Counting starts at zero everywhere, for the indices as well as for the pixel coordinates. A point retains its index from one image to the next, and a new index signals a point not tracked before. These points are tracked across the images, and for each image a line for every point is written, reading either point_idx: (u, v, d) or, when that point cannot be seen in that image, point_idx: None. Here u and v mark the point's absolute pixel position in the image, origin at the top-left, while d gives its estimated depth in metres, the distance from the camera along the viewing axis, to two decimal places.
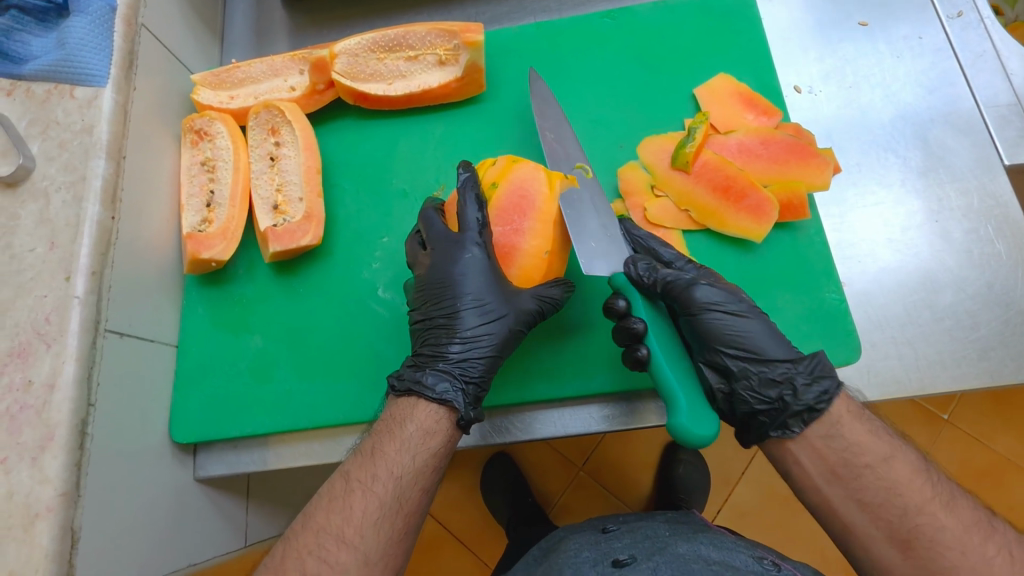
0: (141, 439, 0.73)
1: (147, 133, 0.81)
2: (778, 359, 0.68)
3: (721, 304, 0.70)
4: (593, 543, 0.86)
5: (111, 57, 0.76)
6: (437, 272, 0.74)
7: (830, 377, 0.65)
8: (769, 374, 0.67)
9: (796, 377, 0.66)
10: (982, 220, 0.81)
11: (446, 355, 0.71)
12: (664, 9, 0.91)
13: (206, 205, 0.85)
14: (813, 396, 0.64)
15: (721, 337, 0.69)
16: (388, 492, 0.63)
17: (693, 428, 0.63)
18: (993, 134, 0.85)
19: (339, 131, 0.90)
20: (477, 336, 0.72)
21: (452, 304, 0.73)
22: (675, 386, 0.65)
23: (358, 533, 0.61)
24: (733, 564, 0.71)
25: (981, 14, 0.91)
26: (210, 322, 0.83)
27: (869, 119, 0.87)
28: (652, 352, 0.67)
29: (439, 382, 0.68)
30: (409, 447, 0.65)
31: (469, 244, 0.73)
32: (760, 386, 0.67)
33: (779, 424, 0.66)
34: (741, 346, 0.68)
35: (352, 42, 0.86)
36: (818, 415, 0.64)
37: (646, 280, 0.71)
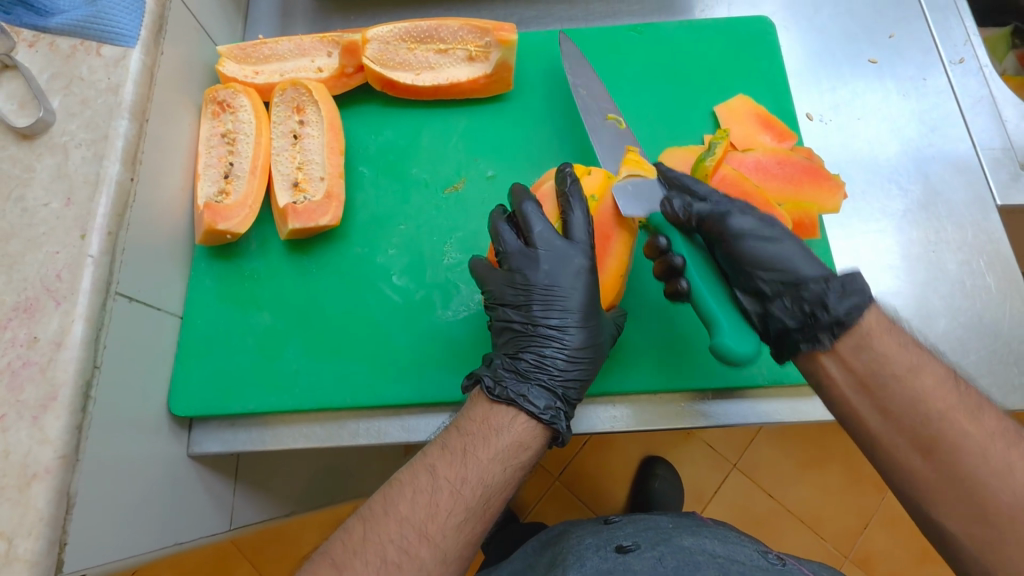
0: (139, 408, 0.71)
1: (171, 99, 0.79)
2: (812, 278, 0.66)
3: (757, 230, 0.69)
4: (596, 531, 0.93)
5: (142, 19, 0.74)
6: (547, 277, 0.72)
7: (861, 289, 0.63)
8: (801, 289, 0.66)
9: (827, 294, 0.64)
10: (976, 254, 0.86)
11: (549, 371, 0.70)
12: (688, 29, 0.94)
13: (223, 177, 0.83)
14: (843, 309, 0.62)
15: (753, 261, 0.68)
16: (476, 497, 0.63)
17: (736, 346, 0.67)
18: (988, 175, 0.90)
19: (363, 116, 0.90)
20: (578, 356, 0.72)
21: (558, 315, 0.72)
22: (717, 312, 0.69)
23: (440, 532, 0.61)
24: (737, 558, 0.79)
25: (980, 63, 0.97)
26: (218, 295, 0.82)
27: (874, 152, 0.91)
28: (691, 283, 0.71)
29: (541, 399, 0.68)
30: (501, 456, 0.64)
31: (580, 256, 0.72)
32: (792, 303, 0.66)
33: (810, 338, 0.65)
34: (774, 269, 0.68)
35: (385, 30, 0.86)
36: (847, 328, 0.62)
37: (674, 212, 0.72)
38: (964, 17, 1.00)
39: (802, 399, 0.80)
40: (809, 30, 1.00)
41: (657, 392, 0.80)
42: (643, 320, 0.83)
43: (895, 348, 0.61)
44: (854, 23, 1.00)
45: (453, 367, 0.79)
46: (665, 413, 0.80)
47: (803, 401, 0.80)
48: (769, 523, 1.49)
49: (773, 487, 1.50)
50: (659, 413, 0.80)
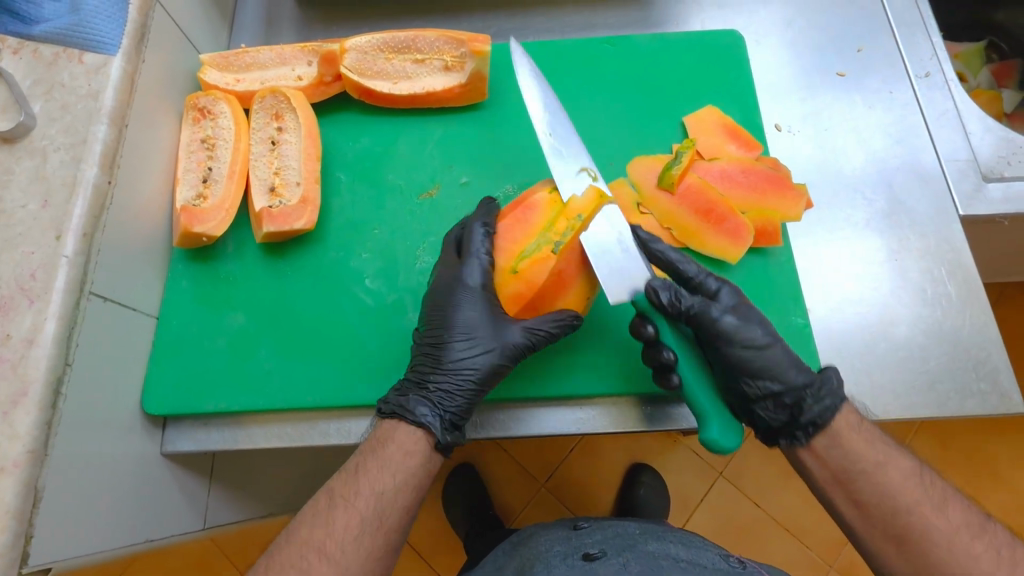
0: (112, 406, 0.72)
1: (151, 105, 0.82)
2: (797, 382, 0.71)
3: (743, 333, 0.72)
4: (565, 539, 0.94)
5: (124, 28, 0.77)
6: (432, 295, 0.79)
7: (836, 392, 0.70)
8: (782, 395, 0.72)
9: (805, 399, 0.70)
10: (937, 262, 0.88)
11: (425, 382, 0.74)
12: (661, 42, 0.97)
13: (202, 181, 0.85)
14: (819, 412, 0.70)
15: (743, 370, 0.73)
16: (370, 509, 0.67)
17: (722, 438, 0.69)
18: (951, 185, 0.92)
19: (341, 123, 0.92)
20: (461, 366, 0.74)
21: (458, 333, 0.75)
22: (707, 406, 0.71)
23: (338, 547, 0.65)
24: (702, 562, 0.82)
25: (946, 77, 0.99)
26: (194, 297, 0.84)
27: (841, 162, 0.94)
28: (683, 377, 0.72)
29: (419, 408, 0.73)
30: (391, 468, 0.69)
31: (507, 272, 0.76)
32: (774, 408, 0.73)
33: (790, 433, 0.72)
34: (761, 375, 0.72)
35: (363, 40, 0.88)
36: (821, 430, 0.70)
37: (663, 307, 0.71)
38: (931, 33, 1.02)
39: None
40: (779, 44, 1.02)
41: (622, 395, 0.82)
42: (609, 323, 0.84)
43: (862, 445, 0.68)
44: (824, 38, 1.02)
45: None
46: (633, 416, 0.82)
47: None
48: (753, 530, 1.49)
49: (758, 496, 1.51)
50: (627, 416, 0.82)
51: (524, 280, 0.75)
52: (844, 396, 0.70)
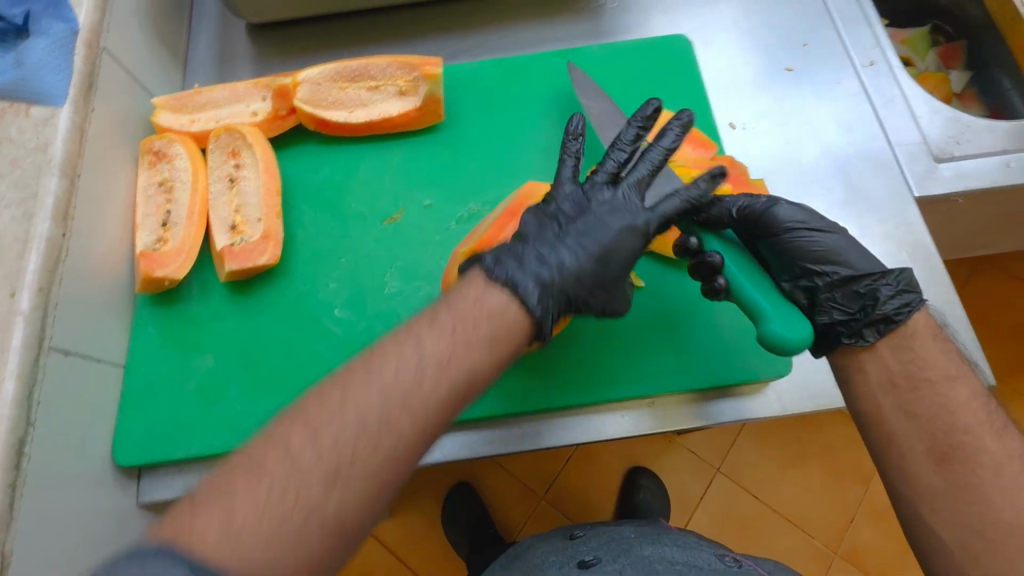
0: (81, 461, 0.71)
1: (104, 152, 0.81)
2: (869, 269, 0.70)
3: (816, 242, 0.71)
4: (560, 549, 0.95)
5: (70, 78, 0.77)
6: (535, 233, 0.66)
7: (913, 291, 0.67)
8: (852, 278, 0.69)
9: (880, 289, 0.68)
10: (898, 246, 0.89)
11: (540, 266, 0.63)
12: (610, 52, 0.99)
13: (162, 225, 0.84)
14: (893, 307, 0.67)
15: (802, 254, 0.71)
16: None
17: (786, 332, 0.65)
18: (905, 170, 0.94)
19: (299, 156, 0.92)
20: (570, 282, 0.64)
21: (574, 220, 0.68)
22: (763, 302, 0.68)
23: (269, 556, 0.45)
24: (696, 563, 0.83)
25: (891, 64, 1.02)
26: (160, 342, 0.82)
27: (797, 155, 0.96)
28: (729, 279, 0.70)
29: (529, 280, 0.61)
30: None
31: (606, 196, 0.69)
32: (843, 298, 0.70)
33: (853, 333, 0.68)
34: (825, 260, 0.71)
35: (315, 72, 0.89)
36: (895, 325, 0.67)
37: (718, 266, 0.69)
38: (872, 23, 1.05)
39: (748, 396, 0.80)
40: (727, 44, 1.04)
41: (599, 403, 0.80)
42: (572, 334, 0.82)
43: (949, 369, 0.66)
44: (770, 36, 1.05)
45: None
46: (608, 423, 0.80)
47: (746, 400, 0.80)
48: (754, 525, 1.49)
49: (758, 489, 1.52)
50: (601, 424, 0.80)
51: None
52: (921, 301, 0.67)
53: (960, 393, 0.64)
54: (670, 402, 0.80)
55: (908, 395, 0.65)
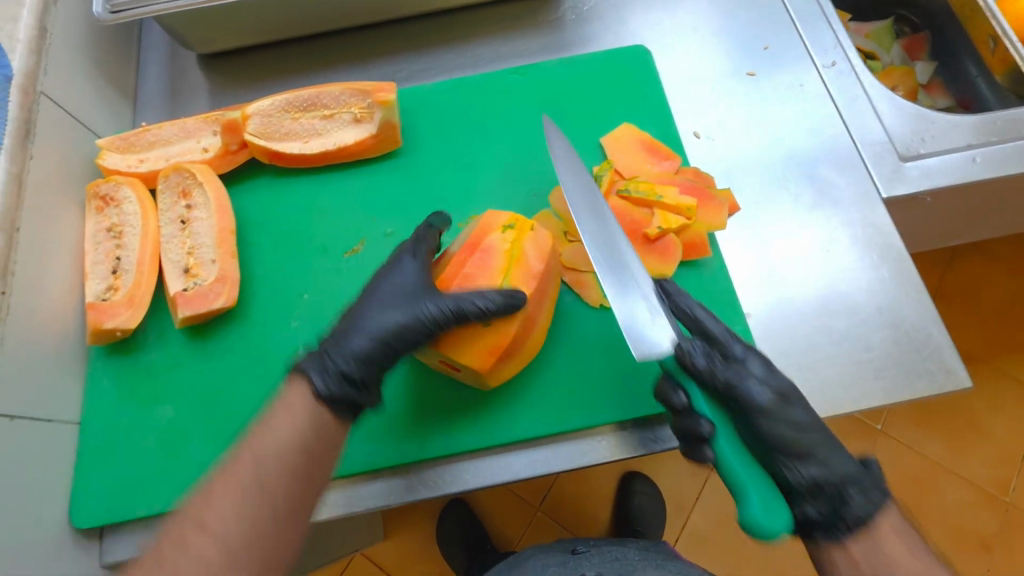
0: (36, 529, 0.68)
1: (47, 201, 0.78)
2: (840, 471, 0.66)
3: (795, 443, 0.66)
4: (560, 564, 0.93)
5: (4, 127, 0.73)
6: (360, 339, 0.71)
7: (881, 502, 0.64)
8: (819, 481, 0.66)
9: (848, 493, 0.65)
10: (868, 249, 0.88)
11: (347, 348, 0.70)
12: (569, 66, 0.97)
13: (113, 272, 0.81)
14: (865, 510, 0.63)
15: (783, 458, 0.67)
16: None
17: (764, 520, 0.63)
18: (871, 170, 0.93)
19: (254, 191, 0.90)
20: (377, 333, 0.71)
21: (355, 339, 0.71)
22: (744, 480, 0.66)
23: None
24: None
25: (852, 63, 1.01)
26: (117, 394, 0.79)
27: (762, 160, 0.94)
28: (723, 455, 0.68)
29: (317, 365, 0.67)
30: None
31: (400, 261, 0.76)
32: (807, 484, 0.66)
33: (829, 529, 0.64)
34: (802, 459, 0.66)
35: (265, 104, 0.86)
36: (863, 535, 0.62)
37: (692, 368, 0.67)
38: (831, 22, 1.04)
39: None
40: (688, 52, 1.03)
41: (574, 430, 0.79)
42: (547, 360, 0.81)
43: None
44: (729, 42, 1.03)
45: (366, 435, 0.78)
46: (585, 448, 0.79)
47: None
48: None
49: None
50: (579, 448, 0.79)
51: (501, 330, 0.72)
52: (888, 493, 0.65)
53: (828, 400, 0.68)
54: (646, 424, 0.79)
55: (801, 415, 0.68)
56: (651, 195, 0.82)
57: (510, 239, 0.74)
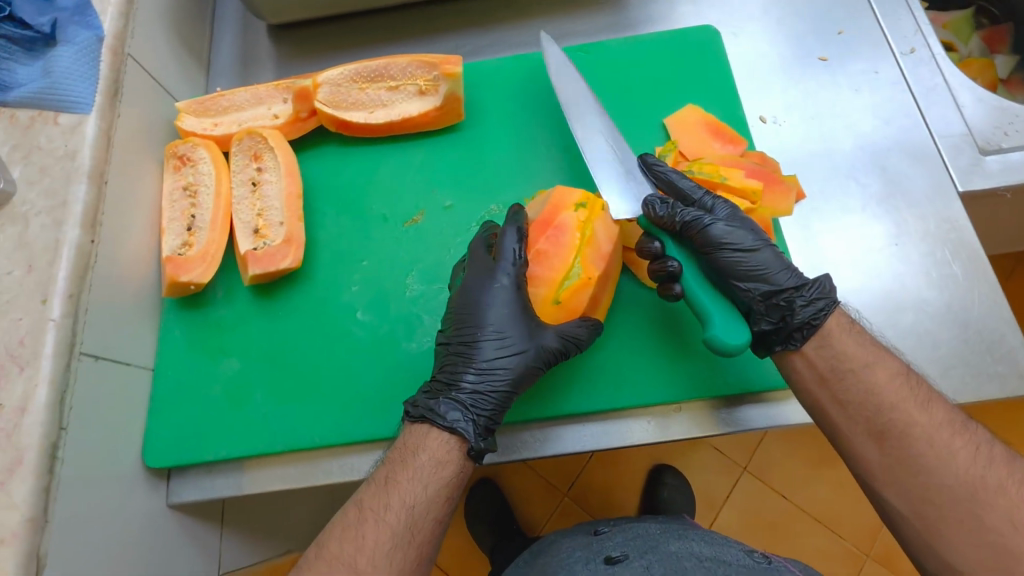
0: (114, 464, 0.72)
1: (130, 158, 0.82)
2: (788, 282, 0.72)
3: (733, 237, 0.73)
4: (585, 544, 0.95)
5: (96, 86, 0.78)
6: (473, 377, 0.72)
7: (830, 295, 0.71)
8: (773, 294, 0.71)
9: (796, 299, 0.70)
10: (939, 244, 0.85)
11: (461, 384, 0.72)
12: (634, 45, 0.96)
13: (187, 229, 0.85)
14: (811, 313, 0.69)
15: (732, 272, 0.73)
16: (400, 522, 0.65)
17: (727, 334, 0.69)
18: (947, 162, 0.90)
19: (320, 158, 0.92)
20: (494, 368, 0.73)
21: (468, 383, 0.72)
22: (709, 305, 0.71)
23: (370, 563, 0.63)
24: (725, 557, 0.81)
25: (932, 51, 0.97)
26: (187, 345, 0.83)
27: (830, 148, 0.92)
28: (686, 284, 0.73)
29: (451, 411, 0.70)
30: (422, 479, 0.67)
31: (500, 274, 0.75)
32: (766, 311, 0.72)
33: (783, 338, 0.71)
34: (753, 277, 0.72)
35: (335, 73, 0.88)
36: (815, 328, 0.69)
37: (658, 216, 0.74)
38: (912, 7, 1.00)
39: (781, 401, 0.78)
40: (757, 35, 1.01)
41: (625, 409, 0.79)
42: (601, 338, 0.81)
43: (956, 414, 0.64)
44: (801, 26, 1.00)
45: None
46: (638, 427, 0.79)
47: (779, 403, 0.78)
48: (788, 522, 1.46)
49: (787, 488, 1.48)
50: (631, 427, 0.79)
51: (567, 308, 0.75)
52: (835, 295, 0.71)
53: (884, 383, 0.66)
54: (698, 406, 0.78)
55: (840, 396, 0.67)
56: (715, 176, 0.81)
57: (582, 219, 0.75)
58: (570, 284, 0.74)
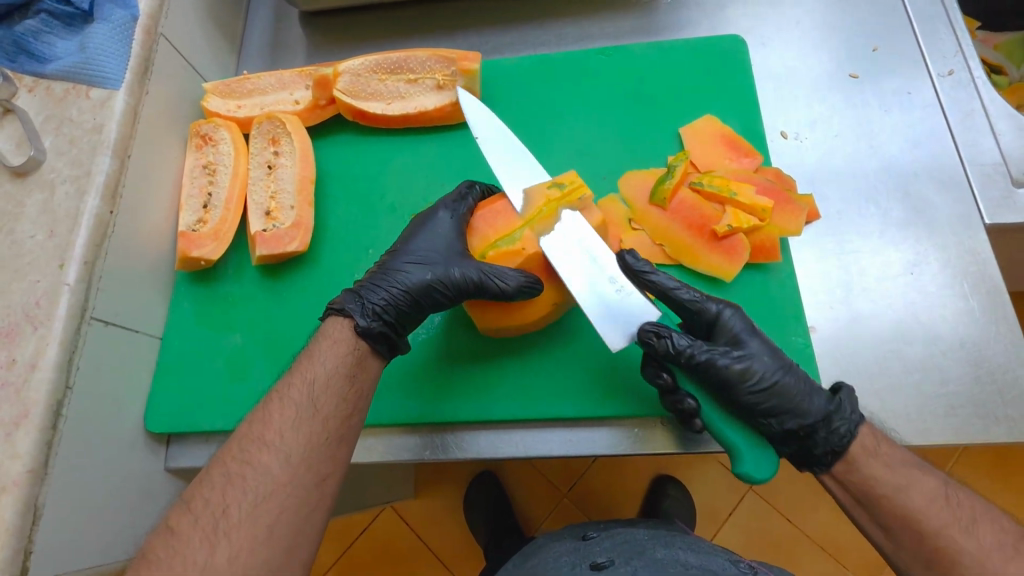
0: (116, 424, 0.76)
1: (156, 135, 0.85)
2: (816, 413, 0.69)
3: (752, 376, 0.70)
4: (573, 550, 0.95)
5: (127, 63, 0.81)
6: (381, 280, 0.75)
7: (856, 415, 0.68)
8: (796, 428, 0.69)
9: (823, 426, 0.68)
10: (959, 277, 0.82)
11: (368, 280, 0.76)
12: (657, 51, 0.95)
13: (203, 207, 0.88)
14: (835, 439, 0.68)
15: (759, 412, 0.70)
16: (303, 396, 0.65)
17: (752, 469, 0.69)
18: (976, 192, 0.86)
19: (336, 145, 0.94)
20: (400, 275, 0.75)
21: (376, 283, 0.75)
22: (737, 442, 0.70)
23: (277, 436, 0.63)
24: (711, 567, 0.82)
25: (973, 74, 0.92)
26: (195, 317, 0.86)
27: (852, 170, 0.89)
28: (707, 419, 0.71)
29: (348, 297, 0.73)
30: (321, 358, 0.68)
31: (440, 208, 0.80)
32: (790, 440, 0.70)
33: (808, 461, 0.71)
34: (779, 413, 0.70)
35: (356, 63, 0.90)
36: (840, 455, 0.68)
37: (673, 352, 0.70)
38: (955, 28, 0.96)
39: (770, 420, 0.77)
40: (787, 46, 0.98)
41: (616, 416, 0.79)
42: (602, 346, 0.81)
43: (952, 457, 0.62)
44: (835, 39, 0.97)
45: (412, 389, 0.81)
46: (631, 437, 0.78)
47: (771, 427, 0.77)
48: (785, 546, 1.43)
49: (789, 510, 1.45)
50: (626, 437, 0.78)
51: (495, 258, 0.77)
52: (860, 420, 0.68)
53: None
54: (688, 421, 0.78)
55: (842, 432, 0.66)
56: (724, 191, 0.80)
57: (552, 196, 0.76)
58: (506, 246, 0.76)
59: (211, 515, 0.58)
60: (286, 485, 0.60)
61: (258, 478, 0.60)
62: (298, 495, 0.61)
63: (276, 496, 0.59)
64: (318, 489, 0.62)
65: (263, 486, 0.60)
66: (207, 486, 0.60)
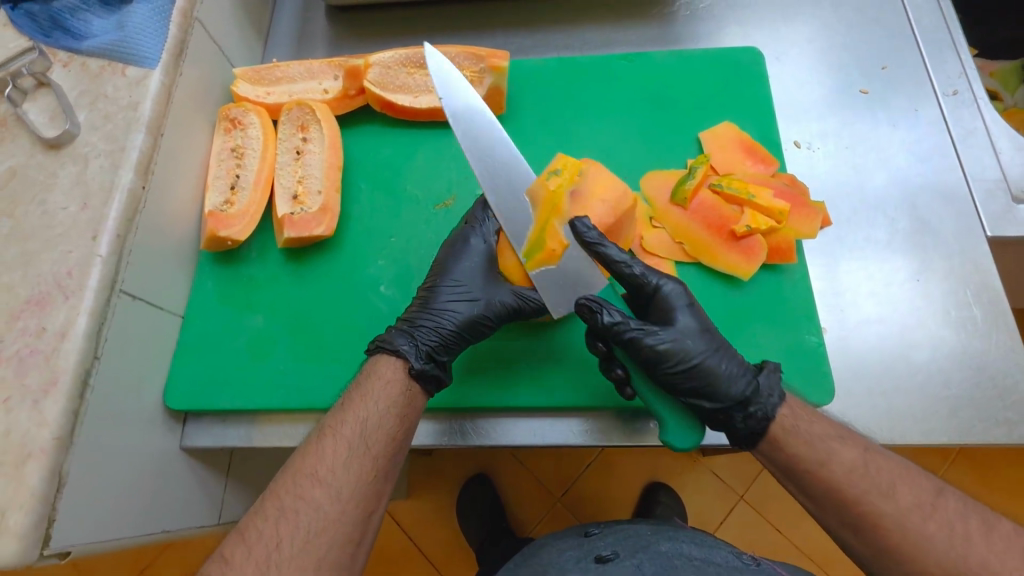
0: (137, 399, 0.76)
1: (187, 117, 0.86)
2: (735, 396, 0.70)
3: (678, 355, 0.71)
4: (577, 544, 0.95)
5: (164, 43, 0.82)
6: (428, 320, 0.76)
7: (773, 399, 0.70)
8: (716, 410, 0.71)
9: (741, 410, 0.70)
10: (961, 285, 0.85)
11: (414, 321, 0.76)
12: (677, 59, 0.98)
13: (230, 188, 0.90)
14: (752, 424, 0.70)
15: (681, 389, 0.72)
16: (355, 433, 0.66)
17: (675, 439, 0.73)
18: (978, 206, 0.90)
19: (362, 135, 0.96)
20: (446, 311, 0.77)
21: (424, 324, 0.75)
22: (660, 411, 0.73)
23: (329, 472, 0.64)
24: (716, 560, 0.84)
25: (975, 95, 0.97)
26: (217, 296, 0.87)
27: (862, 180, 0.92)
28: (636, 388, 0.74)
29: (399, 339, 0.74)
30: (372, 396, 0.69)
31: (471, 236, 0.81)
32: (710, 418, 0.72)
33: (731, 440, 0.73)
34: (700, 393, 0.71)
35: (387, 56, 0.93)
36: (755, 437, 0.70)
37: (603, 327, 0.72)
38: (960, 51, 1.00)
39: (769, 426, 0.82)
40: (801, 61, 1.02)
41: (632, 408, 0.80)
42: None
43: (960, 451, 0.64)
44: (846, 56, 1.01)
45: None
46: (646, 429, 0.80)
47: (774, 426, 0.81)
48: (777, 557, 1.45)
49: (780, 522, 1.47)
50: (641, 429, 0.80)
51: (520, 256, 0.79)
52: (777, 403, 0.70)
53: None
54: None
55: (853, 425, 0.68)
56: (744, 193, 0.83)
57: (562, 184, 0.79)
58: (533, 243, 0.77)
59: (265, 546, 0.60)
60: (336, 522, 0.62)
61: (311, 513, 0.62)
62: (346, 530, 0.62)
63: (326, 533, 0.61)
64: (365, 523, 0.64)
65: (314, 522, 0.61)
66: (261, 518, 0.62)
